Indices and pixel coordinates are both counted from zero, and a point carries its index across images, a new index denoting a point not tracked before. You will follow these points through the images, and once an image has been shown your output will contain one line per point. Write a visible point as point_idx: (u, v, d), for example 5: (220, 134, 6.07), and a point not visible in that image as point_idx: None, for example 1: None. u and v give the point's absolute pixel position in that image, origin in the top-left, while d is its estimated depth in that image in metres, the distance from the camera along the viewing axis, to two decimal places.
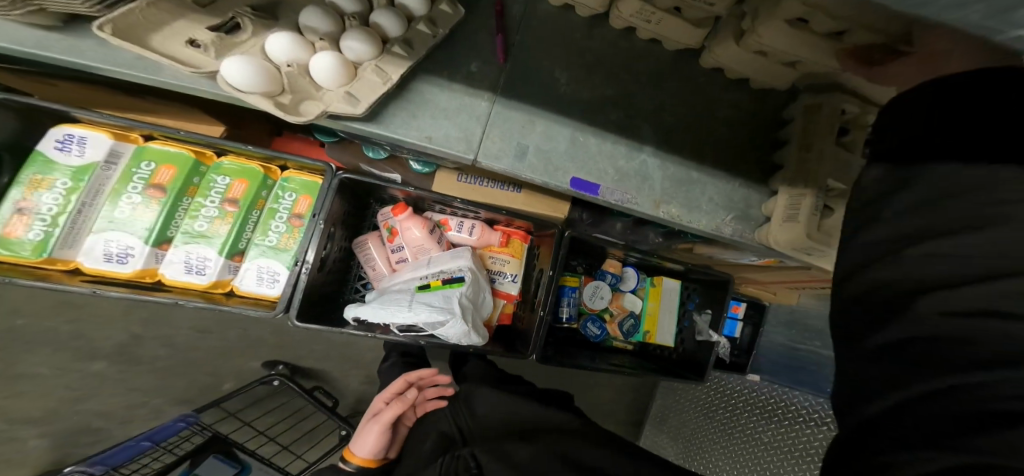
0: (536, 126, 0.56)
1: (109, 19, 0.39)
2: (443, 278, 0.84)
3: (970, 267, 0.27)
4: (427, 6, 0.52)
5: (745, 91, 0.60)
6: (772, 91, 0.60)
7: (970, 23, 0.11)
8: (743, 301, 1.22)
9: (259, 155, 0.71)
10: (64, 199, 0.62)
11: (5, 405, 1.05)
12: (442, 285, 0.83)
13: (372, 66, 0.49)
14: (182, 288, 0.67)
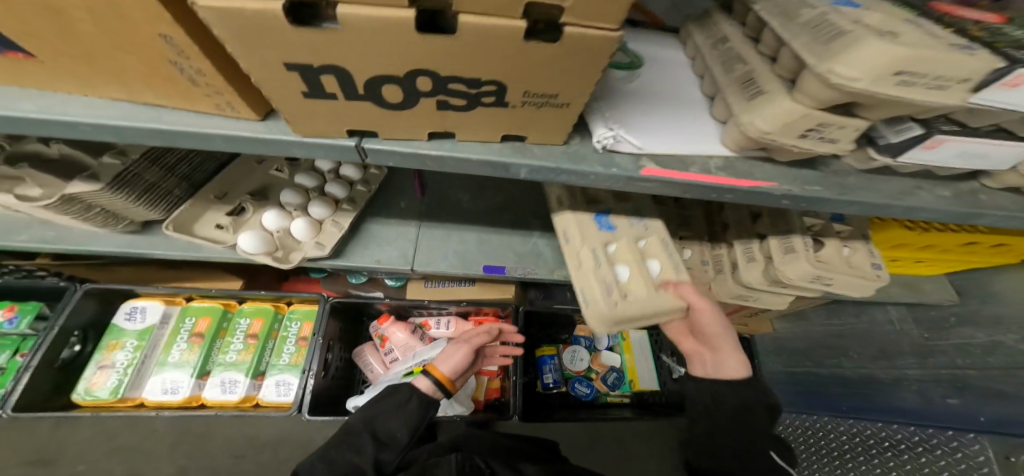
0: (452, 238, 0.75)
1: (172, 221, 0.58)
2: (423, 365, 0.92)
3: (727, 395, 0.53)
4: (361, 172, 0.72)
5: None
6: None
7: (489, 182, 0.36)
8: None
9: (269, 296, 0.95)
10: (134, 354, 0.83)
11: None
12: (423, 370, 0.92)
13: (331, 221, 0.66)
14: (223, 404, 0.85)
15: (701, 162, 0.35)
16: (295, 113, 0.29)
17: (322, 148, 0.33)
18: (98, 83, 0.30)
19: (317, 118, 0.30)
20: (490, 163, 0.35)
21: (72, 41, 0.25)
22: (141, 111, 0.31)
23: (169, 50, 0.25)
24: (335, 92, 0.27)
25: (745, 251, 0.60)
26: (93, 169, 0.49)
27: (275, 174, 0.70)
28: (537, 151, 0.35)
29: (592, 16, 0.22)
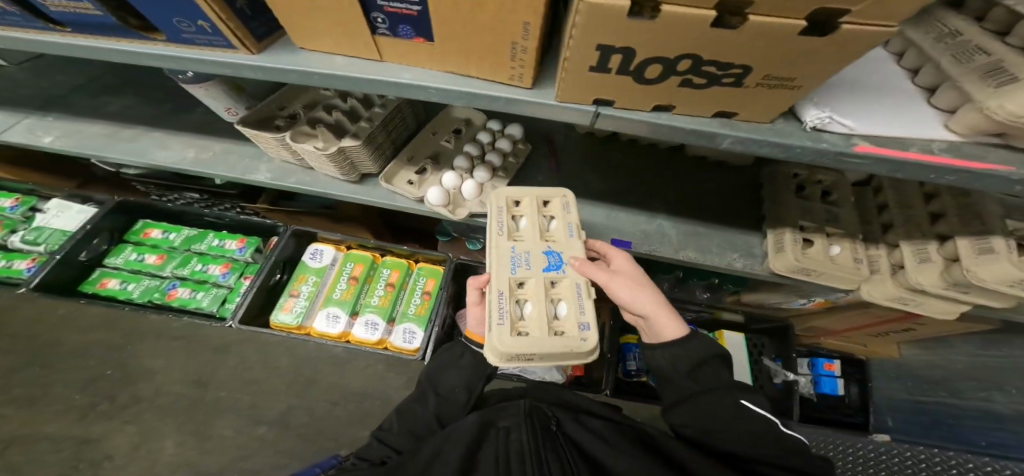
0: (583, 211, 0.84)
1: (386, 174, 0.79)
2: None
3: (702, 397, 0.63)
4: (511, 145, 0.86)
5: (719, 170, 0.89)
6: (742, 167, 0.89)
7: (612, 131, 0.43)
8: (835, 358, 1.24)
9: (405, 252, 1.18)
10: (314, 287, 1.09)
11: None
12: None
13: (490, 184, 0.81)
14: (365, 341, 1.03)
15: (920, 144, 0.39)
16: (575, 84, 0.39)
17: (569, 112, 0.43)
18: (444, 60, 0.43)
19: (581, 90, 0.40)
20: (694, 132, 0.41)
21: (464, 32, 0.38)
22: (464, 81, 0.45)
23: (525, 32, 0.36)
24: (613, 68, 0.35)
25: (918, 253, 0.66)
26: (356, 131, 0.71)
27: (443, 144, 0.88)
28: (745, 126, 0.40)
29: (875, 17, 0.26)
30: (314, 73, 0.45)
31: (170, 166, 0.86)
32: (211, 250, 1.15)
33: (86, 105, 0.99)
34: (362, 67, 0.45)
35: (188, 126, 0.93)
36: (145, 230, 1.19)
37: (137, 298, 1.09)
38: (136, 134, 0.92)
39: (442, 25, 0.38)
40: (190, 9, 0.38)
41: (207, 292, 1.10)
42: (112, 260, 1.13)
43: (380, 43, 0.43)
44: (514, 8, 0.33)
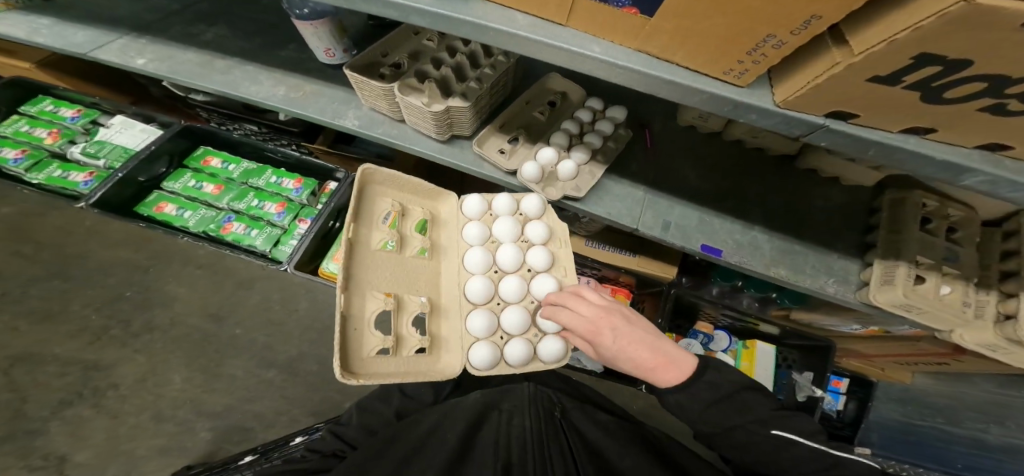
0: (674, 210, 0.76)
1: (480, 139, 0.72)
2: None
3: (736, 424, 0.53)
4: (613, 128, 0.79)
5: (837, 186, 0.82)
6: (863, 186, 0.81)
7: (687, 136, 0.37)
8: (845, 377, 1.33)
9: None
10: None
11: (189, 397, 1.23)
12: None
13: (587, 168, 0.75)
14: None
15: None
16: (824, 97, 0.32)
17: (784, 119, 0.37)
18: (648, 38, 0.36)
19: (823, 101, 0.33)
20: (946, 164, 0.34)
21: (708, 12, 0.30)
22: (671, 68, 0.38)
23: (798, 27, 0.29)
24: (906, 81, 0.28)
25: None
26: (462, 87, 0.66)
27: (536, 114, 0.80)
28: (1008, 164, 0.33)
29: None
30: (489, 29, 0.39)
31: (264, 102, 0.75)
32: (268, 187, 1.06)
33: (180, 34, 0.87)
34: (545, 30, 0.39)
35: (277, 62, 0.81)
36: (205, 157, 1.10)
37: (192, 227, 0.98)
38: (229, 66, 0.81)
39: (678, 7, 0.31)
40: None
41: (261, 230, 1.00)
42: (171, 184, 1.04)
43: (576, 5, 0.36)
44: (803, 4, 0.26)
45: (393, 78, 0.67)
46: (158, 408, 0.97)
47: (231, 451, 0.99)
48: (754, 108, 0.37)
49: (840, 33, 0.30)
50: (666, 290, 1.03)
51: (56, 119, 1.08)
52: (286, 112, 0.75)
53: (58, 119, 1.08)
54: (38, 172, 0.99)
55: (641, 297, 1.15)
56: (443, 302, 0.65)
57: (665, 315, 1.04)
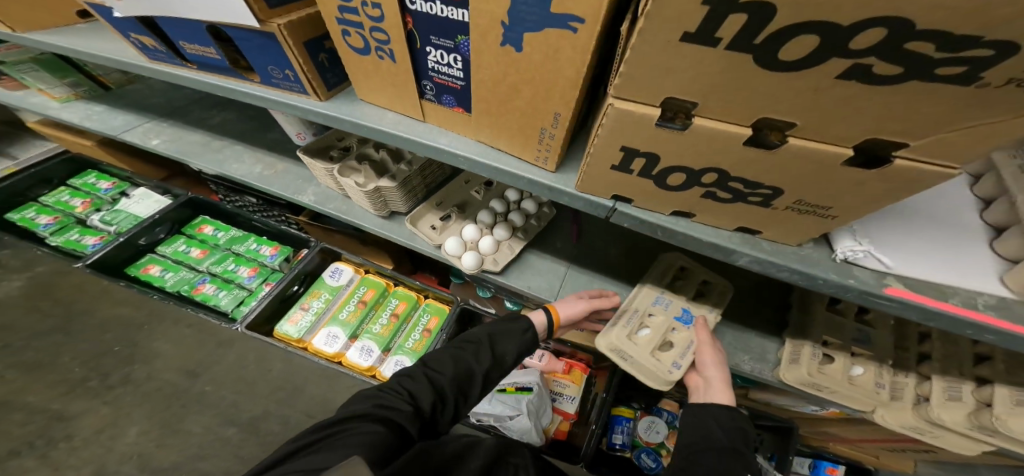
0: (595, 284, 0.82)
1: (412, 217, 0.82)
2: (516, 385, 0.99)
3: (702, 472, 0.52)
4: (537, 207, 0.88)
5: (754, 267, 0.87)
6: None
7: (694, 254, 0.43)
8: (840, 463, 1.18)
9: (417, 287, 1.15)
10: (324, 305, 1.12)
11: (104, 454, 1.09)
12: (515, 391, 0.98)
13: (507, 243, 0.83)
14: (354, 367, 1.03)
15: (962, 295, 0.38)
16: (594, 177, 0.39)
17: (585, 202, 0.43)
18: (477, 130, 0.45)
19: (600, 183, 0.40)
20: (712, 245, 0.41)
21: (500, 109, 0.40)
22: (498, 155, 0.46)
23: (553, 120, 0.37)
24: (635, 170, 0.36)
25: (949, 389, 0.61)
26: (394, 172, 0.78)
27: (472, 194, 0.91)
28: (766, 245, 0.41)
29: (940, 156, 0.25)
30: (363, 125, 0.50)
31: (240, 178, 0.92)
32: (247, 252, 1.22)
33: (196, 116, 1.11)
34: (406, 125, 0.49)
35: (262, 143, 1.01)
36: (199, 225, 1.29)
37: (169, 287, 1.15)
38: (222, 146, 1.01)
39: (480, 103, 0.40)
40: (282, 61, 0.47)
41: (229, 291, 1.16)
42: (163, 248, 1.23)
43: (425, 106, 0.47)
44: (544, 99, 0.35)
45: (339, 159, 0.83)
46: None
47: None
48: (562, 192, 0.43)
49: None
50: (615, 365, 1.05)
51: (92, 190, 1.33)
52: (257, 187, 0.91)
53: (94, 189, 1.34)
54: (59, 236, 1.23)
55: (596, 371, 1.15)
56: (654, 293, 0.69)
57: (611, 388, 1.01)
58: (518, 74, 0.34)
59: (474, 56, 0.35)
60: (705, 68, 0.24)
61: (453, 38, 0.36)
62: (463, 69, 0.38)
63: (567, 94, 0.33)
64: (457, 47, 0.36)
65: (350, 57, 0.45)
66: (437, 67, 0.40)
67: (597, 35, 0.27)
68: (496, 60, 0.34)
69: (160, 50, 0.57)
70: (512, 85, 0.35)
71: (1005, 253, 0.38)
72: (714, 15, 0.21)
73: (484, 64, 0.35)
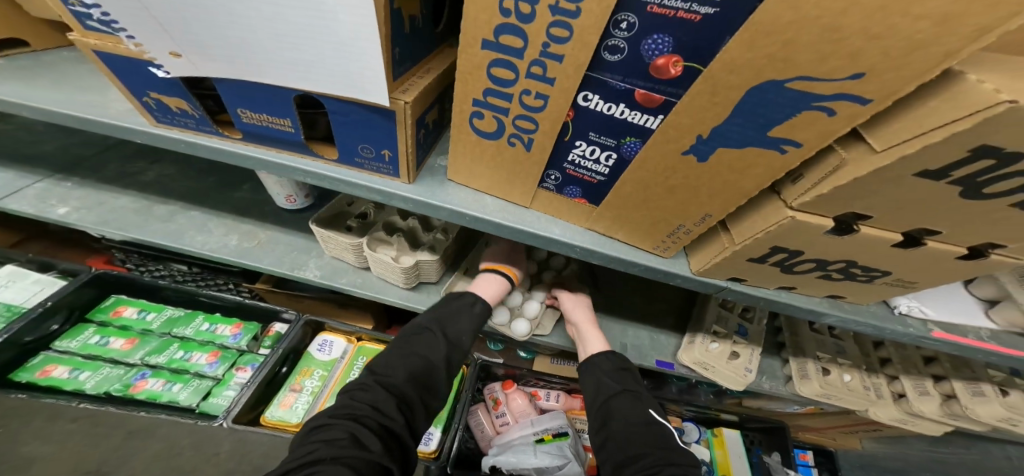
0: (628, 332, 0.87)
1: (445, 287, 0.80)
2: (551, 432, 0.95)
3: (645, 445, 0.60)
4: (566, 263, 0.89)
5: None
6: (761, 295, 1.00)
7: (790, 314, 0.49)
8: (807, 448, 1.17)
9: None
10: (319, 382, 0.98)
11: None
12: (552, 438, 0.94)
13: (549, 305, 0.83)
14: None
15: (975, 331, 0.49)
16: (725, 266, 0.43)
17: (702, 282, 0.46)
18: (595, 221, 0.46)
19: (724, 270, 0.44)
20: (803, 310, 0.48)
21: (636, 206, 0.42)
22: (611, 244, 0.47)
23: (698, 220, 0.40)
24: (770, 261, 0.40)
25: (918, 385, 0.78)
26: (432, 243, 0.77)
27: None
28: (847, 307, 0.48)
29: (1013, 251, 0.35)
30: (467, 212, 0.49)
31: (210, 252, 0.79)
32: (198, 335, 1.01)
33: (113, 171, 0.92)
34: (512, 212, 0.49)
35: (228, 206, 0.88)
36: (115, 307, 1.02)
37: (90, 390, 0.90)
38: (170, 213, 0.85)
39: (618, 198, 0.42)
40: (385, 142, 0.48)
41: (186, 383, 0.94)
42: (65, 343, 0.95)
43: (539, 194, 0.47)
44: (703, 204, 0.37)
45: (360, 229, 0.77)
46: None
47: None
48: (679, 275, 0.46)
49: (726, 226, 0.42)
50: None
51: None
52: (233, 262, 0.78)
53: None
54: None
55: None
56: (717, 316, 0.84)
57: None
58: (686, 177, 0.35)
59: (639, 159, 0.36)
60: (912, 193, 0.28)
61: (619, 139, 0.36)
62: (612, 166, 0.39)
63: (736, 201, 0.35)
64: (618, 146, 0.37)
65: (468, 137, 0.44)
66: (578, 161, 0.40)
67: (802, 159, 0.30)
68: (668, 163, 0.35)
69: (192, 115, 0.56)
70: (671, 187, 0.37)
71: (983, 295, 0.51)
72: (964, 159, 0.24)
73: (648, 166, 0.36)
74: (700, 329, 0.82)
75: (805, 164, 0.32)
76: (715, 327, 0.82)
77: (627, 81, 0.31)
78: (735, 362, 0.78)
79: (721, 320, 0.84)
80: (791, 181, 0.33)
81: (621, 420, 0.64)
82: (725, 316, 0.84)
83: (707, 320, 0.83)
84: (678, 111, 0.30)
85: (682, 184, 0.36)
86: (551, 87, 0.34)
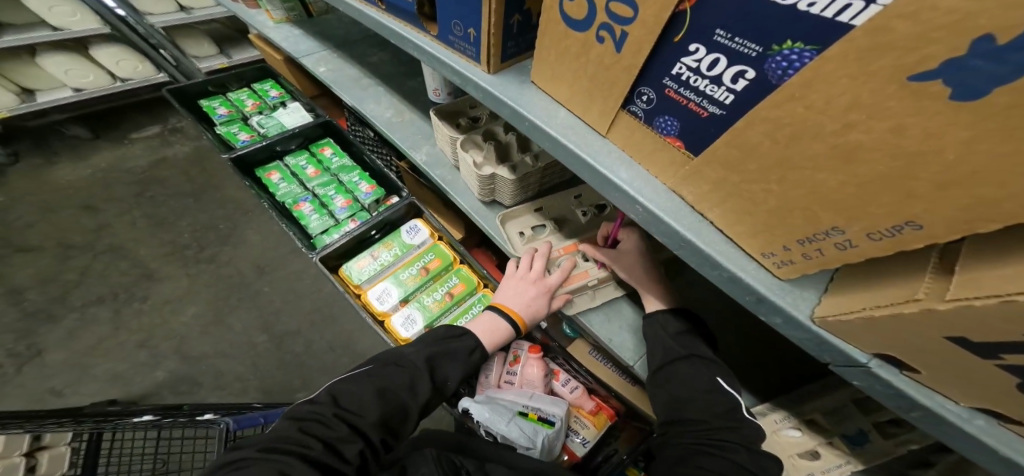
0: None
1: (505, 214, 0.71)
2: (540, 414, 0.87)
3: (733, 408, 0.50)
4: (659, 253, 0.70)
5: None
6: None
7: (953, 438, 0.27)
8: None
9: (482, 275, 0.98)
10: (391, 259, 1.01)
11: (146, 322, 1.19)
12: (536, 419, 0.86)
13: (591, 289, 0.67)
14: (397, 332, 0.91)
15: None
16: (878, 331, 0.24)
17: (817, 339, 0.29)
18: (685, 181, 0.33)
19: (877, 338, 0.25)
20: (1007, 464, 0.25)
21: (759, 174, 0.25)
22: (695, 223, 0.33)
23: (882, 230, 0.20)
24: (1006, 361, 0.19)
25: None
26: (517, 163, 0.68)
27: (577, 213, 0.75)
28: None
29: None
30: (528, 118, 0.41)
31: (370, 119, 0.87)
32: (347, 184, 1.16)
33: (358, 52, 1.05)
34: (580, 133, 0.40)
35: (401, 90, 0.94)
36: (323, 146, 1.24)
37: (278, 196, 1.13)
38: (369, 84, 0.95)
39: (727, 154, 0.27)
40: (472, 17, 0.41)
41: (321, 216, 1.10)
42: (288, 158, 1.19)
43: (621, 119, 0.36)
44: (913, 200, 0.18)
45: (466, 129, 0.74)
46: (149, 334, 1.17)
47: (171, 396, 1.08)
48: (780, 309, 0.30)
49: (946, 270, 0.21)
50: (653, 432, 0.91)
51: (263, 97, 1.35)
52: (382, 130, 0.85)
53: (265, 96, 1.36)
54: (224, 126, 1.24)
55: (622, 422, 1.01)
56: (830, 403, 0.55)
57: (633, 452, 0.90)
58: (889, 138, 0.17)
59: (797, 81, 0.19)
60: None
61: (766, 45, 0.22)
62: (740, 92, 0.25)
63: (999, 205, 0.15)
64: (762, 58, 0.22)
65: (555, 26, 0.35)
66: (688, 77, 0.28)
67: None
68: (856, 103, 0.18)
69: None
70: (850, 148, 0.19)
71: None
72: None
73: (813, 99, 0.19)
74: (788, 406, 0.59)
75: None
76: (812, 413, 0.57)
77: None
78: (802, 462, 0.54)
79: (831, 410, 0.55)
80: None
81: (684, 375, 0.53)
82: (845, 409, 0.54)
83: (810, 402, 0.58)
84: None
85: (881, 143, 0.18)
86: None
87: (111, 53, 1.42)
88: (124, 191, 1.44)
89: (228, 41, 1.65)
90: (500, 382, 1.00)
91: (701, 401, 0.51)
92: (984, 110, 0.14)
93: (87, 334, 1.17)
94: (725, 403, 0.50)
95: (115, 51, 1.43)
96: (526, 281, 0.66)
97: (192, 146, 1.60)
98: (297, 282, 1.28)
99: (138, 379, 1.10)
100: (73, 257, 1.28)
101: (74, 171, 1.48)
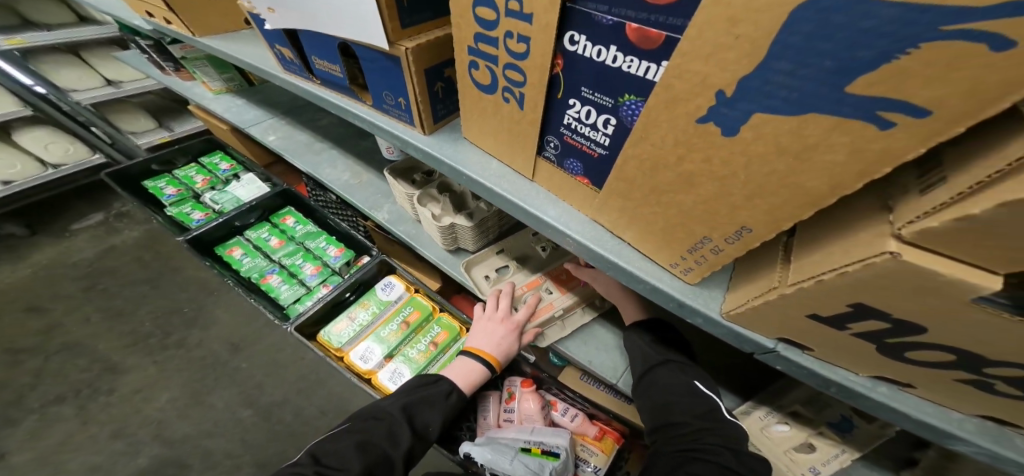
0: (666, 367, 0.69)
1: (469, 261, 0.74)
2: (543, 448, 0.85)
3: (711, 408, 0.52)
4: None
5: None
6: None
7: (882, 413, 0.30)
8: None
9: (463, 319, 0.99)
10: (370, 317, 1.02)
11: (116, 415, 1.13)
12: (540, 453, 0.84)
13: (559, 320, 0.70)
14: (384, 390, 0.90)
15: None
16: (768, 318, 0.27)
17: (733, 333, 0.32)
18: (598, 210, 0.37)
19: (768, 324, 0.28)
20: (925, 426, 0.28)
21: (644, 198, 0.30)
22: (616, 245, 0.37)
23: (731, 235, 0.25)
24: (854, 329, 0.23)
25: None
26: (473, 210, 0.73)
27: (537, 248, 0.78)
28: (1013, 442, 0.26)
29: None
30: (464, 171, 0.45)
31: (328, 184, 0.91)
32: (315, 250, 1.18)
33: (307, 116, 1.12)
34: (510, 180, 0.44)
35: (355, 151, 1.00)
36: (284, 216, 1.27)
37: (243, 273, 1.13)
38: (322, 149, 1.01)
39: (618, 186, 0.31)
40: (400, 89, 0.46)
41: (291, 286, 1.11)
42: (248, 232, 1.21)
43: (539, 164, 0.41)
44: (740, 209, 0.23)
45: (422, 184, 0.79)
46: (124, 423, 1.11)
47: None
48: (698, 312, 0.33)
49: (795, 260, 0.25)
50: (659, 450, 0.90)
51: (213, 170, 1.39)
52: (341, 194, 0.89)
53: (215, 169, 1.39)
54: (175, 207, 1.26)
55: (631, 444, 0.99)
56: (808, 393, 0.57)
57: None
58: (706, 166, 0.22)
59: (639, 127, 0.24)
60: None
61: (616, 97, 0.27)
62: (613, 134, 0.30)
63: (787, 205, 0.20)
64: (617, 108, 0.28)
65: (470, 92, 0.41)
66: (574, 125, 0.32)
67: (931, 144, 0.14)
68: (679, 141, 0.23)
69: (293, 62, 0.60)
70: (686, 176, 0.24)
71: None
72: None
73: (654, 139, 0.24)
74: (769, 400, 0.60)
75: (958, 162, 0.15)
76: (793, 405, 0.58)
77: (615, 13, 0.23)
78: (799, 457, 0.55)
79: (811, 400, 0.57)
80: (917, 188, 0.16)
81: (663, 383, 0.54)
82: (823, 398, 0.56)
83: (787, 395, 0.59)
84: (681, 52, 0.19)
85: (704, 170, 0.23)
86: (531, 27, 0.28)
87: (37, 138, 1.41)
88: (71, 286, 1.41)
89: (164, 112, 1.70)
90: (499, 422, 0.98)
91: (681, 406, 0.52)
92: (742, 142, 0.20)
93: (52, 433, 1.10)
94: (703, 404, 0.52)
95: (40, 135, 1.42)
96: (494, 321, 0.68)
97: (140, 230, 1.60)
98: (278, 353, 1.25)
99: (119, 469, 1.04)
100: (22, 362, 1.22)
101: (13, 272, 1.44)
